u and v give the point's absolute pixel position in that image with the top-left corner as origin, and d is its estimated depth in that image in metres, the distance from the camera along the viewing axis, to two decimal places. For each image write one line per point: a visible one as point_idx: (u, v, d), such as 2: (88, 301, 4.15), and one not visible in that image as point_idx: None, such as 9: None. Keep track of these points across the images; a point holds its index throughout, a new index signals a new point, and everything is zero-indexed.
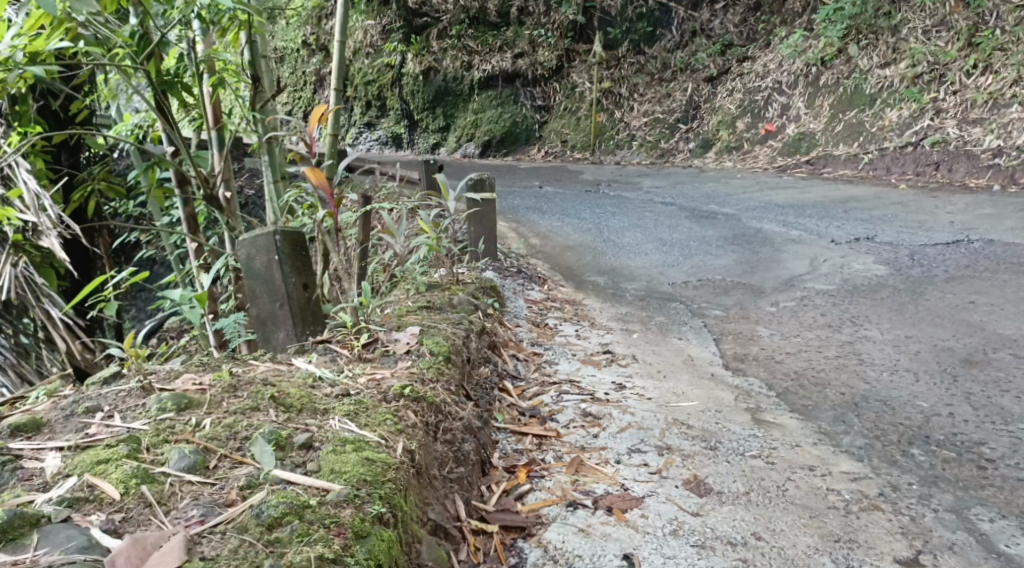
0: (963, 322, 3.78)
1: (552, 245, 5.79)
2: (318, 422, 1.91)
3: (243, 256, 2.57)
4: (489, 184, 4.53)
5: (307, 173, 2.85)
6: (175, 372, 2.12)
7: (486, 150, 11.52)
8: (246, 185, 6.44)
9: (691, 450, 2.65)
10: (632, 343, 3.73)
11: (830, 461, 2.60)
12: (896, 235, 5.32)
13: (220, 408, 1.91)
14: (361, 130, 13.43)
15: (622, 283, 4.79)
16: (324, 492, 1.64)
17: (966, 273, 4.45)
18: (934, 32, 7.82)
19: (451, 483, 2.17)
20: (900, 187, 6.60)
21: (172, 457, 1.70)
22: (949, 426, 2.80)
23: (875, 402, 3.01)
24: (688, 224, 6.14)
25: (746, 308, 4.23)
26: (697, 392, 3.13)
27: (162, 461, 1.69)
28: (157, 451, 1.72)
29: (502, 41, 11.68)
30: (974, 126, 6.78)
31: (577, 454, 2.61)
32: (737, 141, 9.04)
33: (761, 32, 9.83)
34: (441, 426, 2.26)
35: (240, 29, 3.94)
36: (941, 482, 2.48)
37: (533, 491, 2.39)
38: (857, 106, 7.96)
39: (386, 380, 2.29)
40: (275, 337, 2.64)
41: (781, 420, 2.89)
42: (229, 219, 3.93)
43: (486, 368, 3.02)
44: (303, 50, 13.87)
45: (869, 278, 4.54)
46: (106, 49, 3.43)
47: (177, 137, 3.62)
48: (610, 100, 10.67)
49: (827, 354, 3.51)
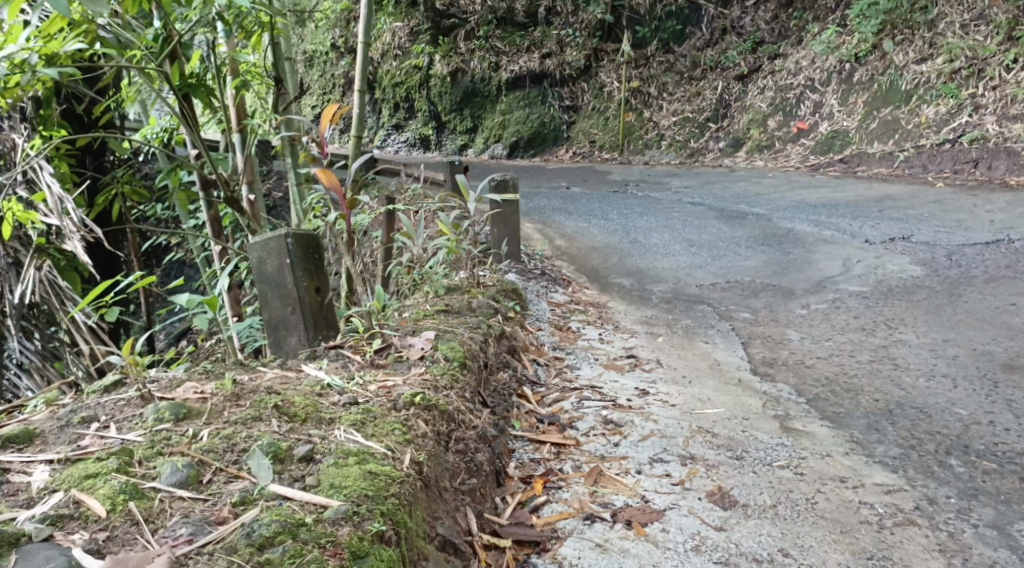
0: (1004, 325, 3.61)
1: (579, 246, 5.69)
2: (322, 433, 1.84)
3: (255, 260, 2.53)
4: (513, 184, 4.45)
5: (318, 175, 2.77)
6: (177, 379, 2.06)
7: (513, 151, 11.40)
8: (272, 188, 6.45)
9: (715, 460, 2.54)
10: (656, 347, 3.62)
11: (863, 472, 2.48)
12: (933, 234, 5.14)
13: (220, 418, 1.85)
14: (389, 132, 13.45)
15: (648, 285, 4.68)
16: (321, 508, 1.57)
17: (1006, 274, 4.28)
18: (972, 27, 7.60)
19: (463, 495, 2.07)
20: (937, 185, 6.41)
21: (164, 471, 1.64)
22: (989, 435, 2.67)
23: (910, 409, 2.88)
24: (716, 225, 6.00)
25: (776, 310, 4.10)
26: (722, 398, 3.02)
27: (154, 475, 1.64)
28: (150, 465, 1.67)
29: (530, 42, 11.63)
30: (1014, 122, 6.55)
31: (596, 464, 2.51)
32: (768, 140, 8.85)
33: (793, 29, 9.65)
34: (454, 436, 2.18)
35: (263, 31, 3.91)
36: (981, 495, 2.35)
37: (550, 504, 2.30)
38: (892, 103, 7.76)
39: (397, 388, 2.22)
40: (287, 342, 2.59)
41: (811, 428, 2.77)
42: (252, 223, 3.91)
43: (504, 374, 2.95)
44: (332, 54, 13.94)
45: (904, 279, 4.39)
46: (127, 51, 3.42)
47: (201, 141, 3.61)
48: (639, 100, 10.56)
49: (860, 359, 3.38)
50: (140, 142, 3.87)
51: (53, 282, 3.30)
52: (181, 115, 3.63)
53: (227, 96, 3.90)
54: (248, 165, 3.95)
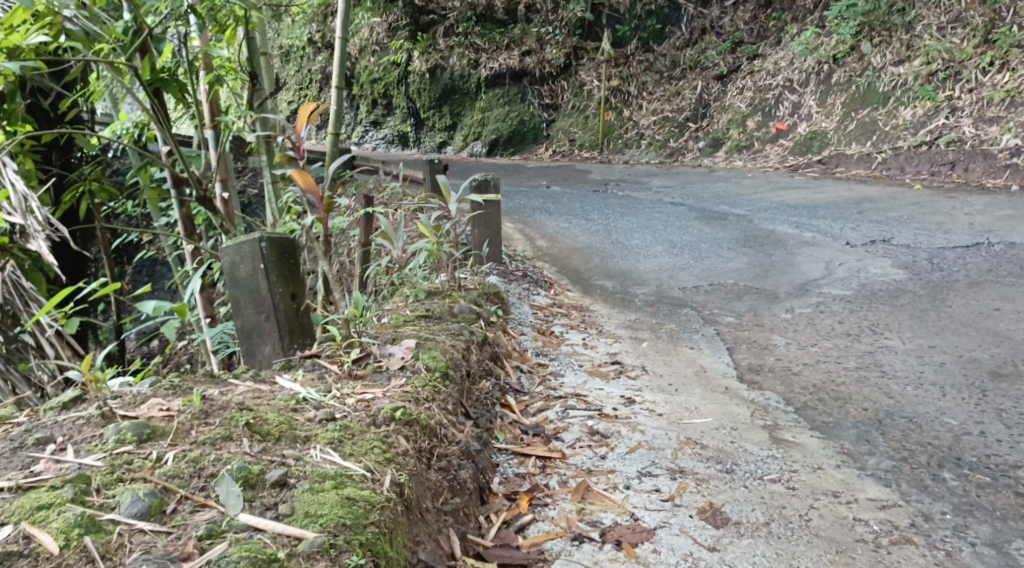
0: (989, 331, 3.58)
1: (560, 247, 5.60)
2: (297, 453, 1.74)
3: (226, 265, 2.42)
4: (495, 185, 4.35)
5: (294, 176, 2.64)
6: (141, 395, 1.93)
7: (493, 149, 11.30)
8: (247, 185, 6.30)
9: (705, 474, 2.47)
10: (641, 353, 3.55)
11: (856, 486, 2.41)
12: (914, 237, 5.12)
13: (187, 439, 1.73)
14: (367, 128, 13.31)
15: (630, 287, 4.61)
16: (296, 541, 1.48)
17: (988, 278, 4.26)
18: (949, 29, 7.61)
19: (446, 516, 1.97)
20: (915, 187, 6.41)
21: (124, 501, 1.53)
22: (981, 447, 2.62)
23: (900, 419, 2.83)
24: (698, 226, 5.95)
25: (760, 314, 4.04)
26: (710, 408, 2.94)
27: (113, 505, 1.53)
28: (108, 494, 1.55)
29: (509, 39, 11.51)
30: (990, 125, 6.57)
31: (583, 479, 2.43)
32: (747, 140, 8.82)
33: (772, 30, 9.65)
34: (436, 452, 2.08)
35: (237, 25, 3.78)
36: (977, 511, 2.29)
37: (536, 522, 2.21)
38: (870, 104, 7.77)
39: (377, 403, 2.12)
40: (261, 351, 2.49)
41: (801, 439, 2.70)
42: (226, 223, 3.78)
43: (486, 383, 2.85)
44: (309, 49, 13.76)
45: (887, 282, 4.35)
46: (94, 45, 3.27)
47: (172, 138, 3.48)
48: (619, 98, 10.49)
49: (847, 365, 3.32)
50: (109, 138, 3.73)
51: (15, 281, 3.09)
52: (152, 111, 3.49)
53: (200, 92, 3.76)
54: (221, 162, 3.82)
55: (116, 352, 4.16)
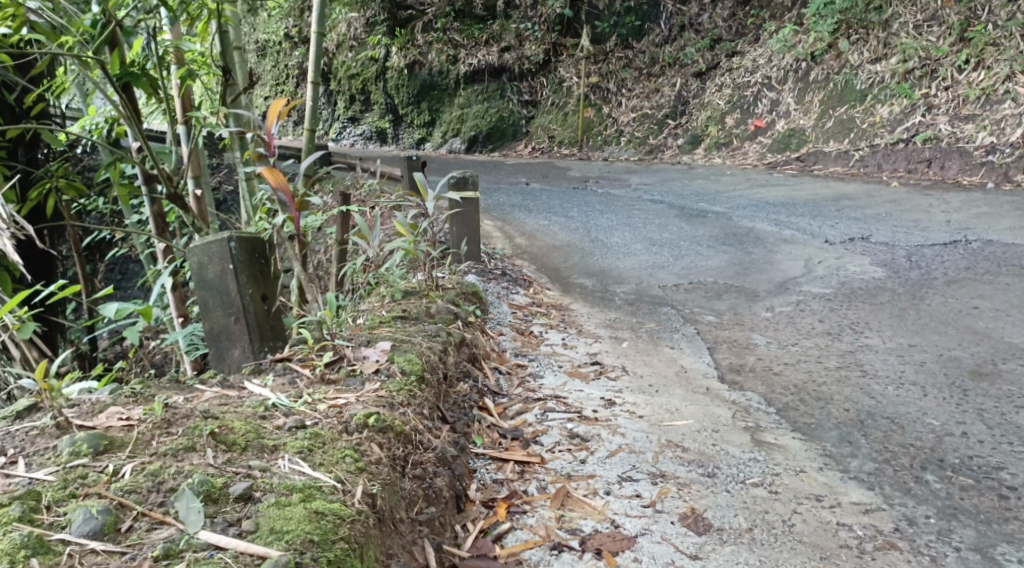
0: (968, 329, 3.57)
1: (539, 245, 5.54)
2: (264, 464, 1.67)
3: (194, 265, 2.35)
4: (473, 182, 4.27)
5: (264, 174, 2.50)
6: (100, 404, 1.84)
7: (472, 146, 11.21)
8: (221, 181, 6.18)
9: (687, 478, 2.42)
10: (621, 352, 3.50)
11: (839, 490, 2.38)
12: (892, 234, 5.12)
13: (146, 451, 1.65)
14: (345, 124, 13.20)
15: (610, 286, 4.56)
16: (259, 560, 1.41)
17: (966, 276, 4.25)
18: (925, 27, 7.64)
19: (420, 526, 1.90)
20: (892, 184, 6.42)
21: (75, 519, 1.45)
22: (963, 448, 2.59)
23: (881, 419, 2.80)
24: (677, 223, 5.91)
25: (740, 313, 4.00)
26: (691, 409, 2.89)
27: (63, 524, 1.45)
28: (59, 512, 1.47)
29: (488, 35, 11.42)
30: (966, 123, 6.61)
31: (563, 484, 2.37)
32: (726, 137, 8.81)
33: (750, 27, 9.67)
34: (411, 460, 2.01)
35: (209, 19, 3.69)
36: (960, 514, 2.27)
37: (514, 531, 2.16)
38: (847, 102, 7.78)
39: (349, 408, 2.05)
40: (230, 354, 2.42)
41: (782, 441, 2.66)
42: (198, 221, 3.70)
43: (464, 385, 2.79)
44: (286, 44, 13.59)
45: (867, 280, 4.33)
46: (59, 37, 3.17)
47: (140, 134, 3.40)
48: (598, 95, 10.46)
49: (828, 365, 3.29)
50: (78, 135, 3.63)
51: None
52: (124, 107, 3.40)
53: (172, 87, 3.67)
54: (192, 159, 3.73)
55: (85, 352, 4.07)
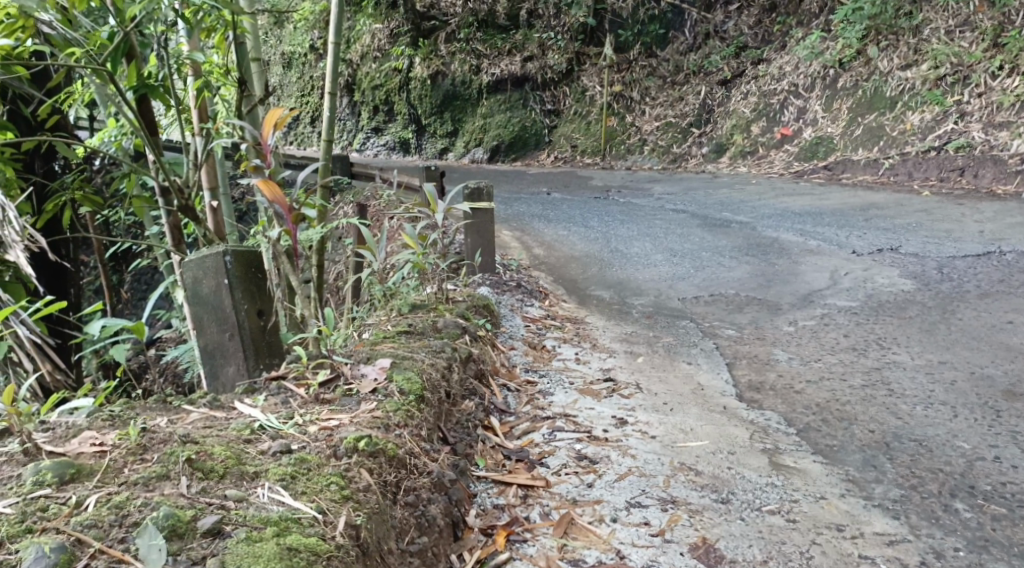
0: (1001, 345, 3.41)
1: (557, 255, 5.43)
2: (240, 494, 1.61)
3: (189, 280, 2.29)
4: (488, 193, 4.18)
5: (259, 185, 2.42)
6: (76, 428, 1.79)
7: (494, 155, 11.11)
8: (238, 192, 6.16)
9: (699, 505, 2.30)
10: (636, 368, 3.38)
11: (861, 519, 2.24)
12: (923, 245, 4.94)
13: (117, 479, 1.60)
14: (368, 135, 13.18)
15: (628, 298, 4.45)
16: None
17: (1000, 289, 4.08)
18: (957, 33, 7.45)
19: (411, 557, 1.80)
20: (923, 193, 6.23)
21: (27, 557, 1.39)
22: (995, 474, 2.44)
23: (908, 441, 2.65)
24: (699, 234, 5.78)
25: (761, 327, 3.86)
26: (706, 429, 2.76)
27: (15, 561, 1.39)
28: (14, 548, 1.42)
29: (511, 44, 11.34)
30: (1000, 130, 6.40)
31: (567, 510, 2.27)
32: (752, 146, 8.64)
33: (776, 34, 9.51)
34: (404, 486, 1.91)
35: (226, 30, 3.63)
36: (992, 547, 2.13)
37: (513, 562, 2.06)
38: (876, 109, 7.59)
39: (341, 430, 1.96)
40: (224, 372, 2.35)
41: (802, 465, 2.53)
42: (213, 233, 3.64)
43: (469, 403, 2.68)
44: (310, 55, 13.63)
45: (895, 293, 4.17)
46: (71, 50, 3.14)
47: (155, 147, 3.34)
48: (621, 104, 10.32)
49: (853, 383, 3.13)
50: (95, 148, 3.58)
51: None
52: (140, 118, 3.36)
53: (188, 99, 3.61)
54: (207, 169, 3.71)
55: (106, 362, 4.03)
